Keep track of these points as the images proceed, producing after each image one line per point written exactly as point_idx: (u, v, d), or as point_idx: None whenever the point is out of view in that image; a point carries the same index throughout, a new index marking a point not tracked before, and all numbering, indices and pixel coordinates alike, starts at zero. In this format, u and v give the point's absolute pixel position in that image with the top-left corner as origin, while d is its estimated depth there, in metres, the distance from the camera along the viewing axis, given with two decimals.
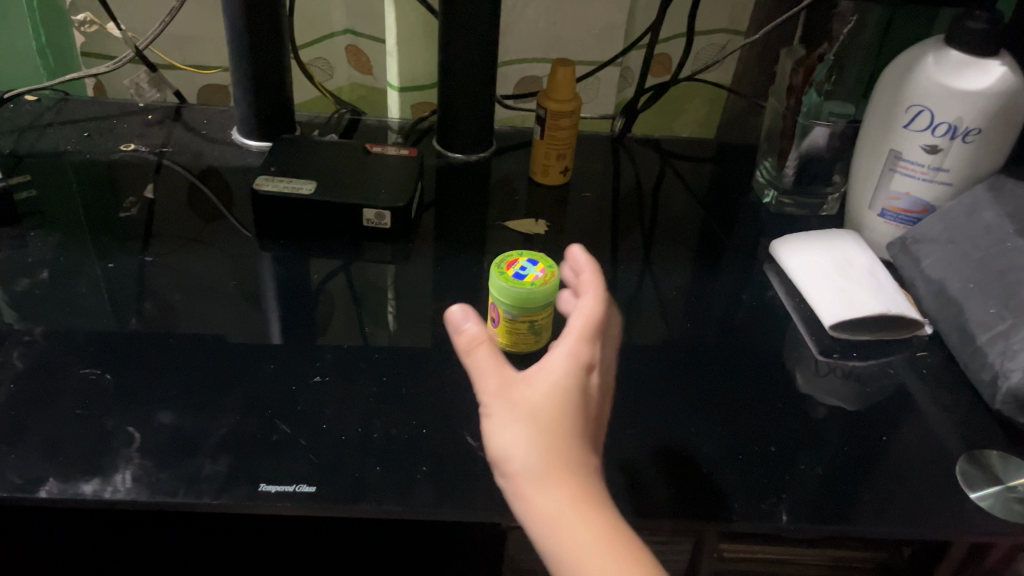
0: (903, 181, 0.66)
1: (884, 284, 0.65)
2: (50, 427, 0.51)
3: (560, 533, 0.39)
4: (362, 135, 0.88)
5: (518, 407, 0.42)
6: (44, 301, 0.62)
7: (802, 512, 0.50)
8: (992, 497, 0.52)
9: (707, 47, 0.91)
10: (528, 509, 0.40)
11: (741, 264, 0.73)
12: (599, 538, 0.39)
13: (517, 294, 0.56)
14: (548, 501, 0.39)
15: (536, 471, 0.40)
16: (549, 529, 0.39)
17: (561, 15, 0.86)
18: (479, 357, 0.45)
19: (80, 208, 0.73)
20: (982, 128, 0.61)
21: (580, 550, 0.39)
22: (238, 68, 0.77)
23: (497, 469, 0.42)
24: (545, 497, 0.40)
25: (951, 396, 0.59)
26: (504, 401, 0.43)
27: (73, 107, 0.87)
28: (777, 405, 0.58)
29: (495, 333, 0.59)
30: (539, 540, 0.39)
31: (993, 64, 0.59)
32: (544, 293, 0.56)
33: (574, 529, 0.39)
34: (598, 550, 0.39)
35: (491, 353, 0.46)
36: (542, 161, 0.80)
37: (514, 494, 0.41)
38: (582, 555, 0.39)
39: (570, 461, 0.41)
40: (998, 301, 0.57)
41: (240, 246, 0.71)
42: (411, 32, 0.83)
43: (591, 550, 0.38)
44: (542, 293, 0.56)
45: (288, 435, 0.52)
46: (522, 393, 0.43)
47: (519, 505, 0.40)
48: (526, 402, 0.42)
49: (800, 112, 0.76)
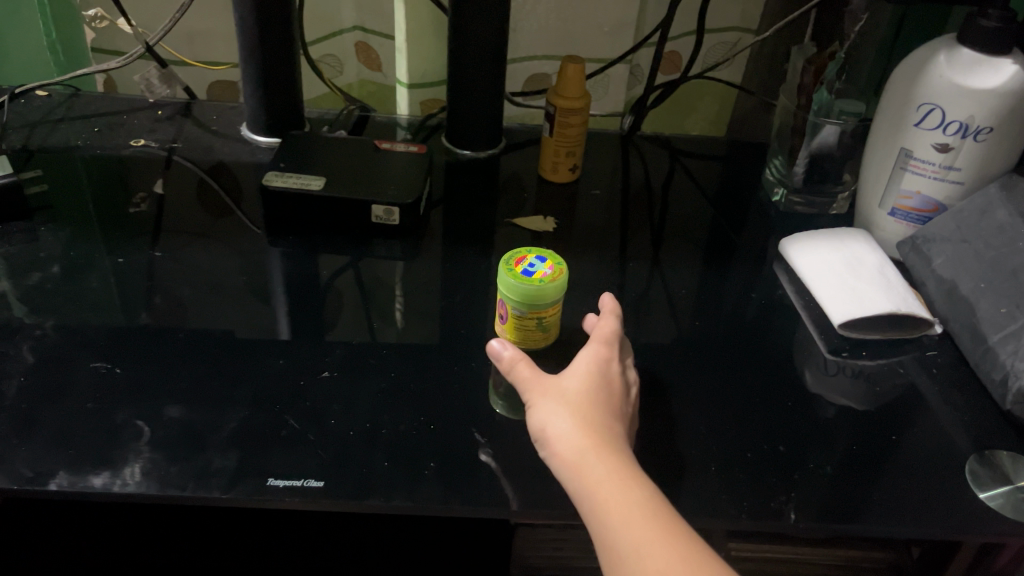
0: (913, 179, 0.66)
1: (894, 283, 0.64)
2: (61, 420, 0.52)
3: (583, 473, 0.45)
4: (371, 131, 0.88)
5: (552, 390, 0.50)
6: (54, 295, 0.62)
7: (811, 511, 0.50)
8: (1002, 497, 0.52)
9: (717, 45, 0.91)
10: (559, 463, 0.47)
11: (750, 263, 0.73)
12: (610, 474, 0.45)
13: (525, 291, 0.56)
14: (571, 449, 0.46)
15: (563, 428, 0.47)
16: (573, 473, 0.46)
17: (571, 12, 0.86)
18: (521, 371, 0.52)
19: (91, 203, 0.73)
20: (994, 127, 0.60)
21: (597, 485, 0.45)
22: (248, 64, 0.77)
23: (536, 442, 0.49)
24: (570, 447, 0.46)
25: (962, 396, 0.59)
26: (539, 382, 0.51)
27: (84, 102, 0.87)
28: (787, 404, 0.58)
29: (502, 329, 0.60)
30: (570, 486, 0.46)
31: (1005, 62, 0.59)
32: (552, 289, 0.56)
33: (592, 466, 0.45)
34: (609, 482, 0.44)
35: (530, 367, 0.52)
36: (551, 158, 0.80)
37: (549, 457, 0.48)
38: (599, 489, 0.44)
39: (592, 421, 0.48)
40: (1010, 301, 0.57)
41: (250, 242, 0.71)
42: (420, 29, 0.83)
43: (604, 484, 0.44)
44: (551, 289, 0.56)
45: (297, 430, 0.52)
46: (554, 382, 0.51)
47: (555, 465, 0.47)
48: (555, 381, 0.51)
49: (810, 109, 0.76)
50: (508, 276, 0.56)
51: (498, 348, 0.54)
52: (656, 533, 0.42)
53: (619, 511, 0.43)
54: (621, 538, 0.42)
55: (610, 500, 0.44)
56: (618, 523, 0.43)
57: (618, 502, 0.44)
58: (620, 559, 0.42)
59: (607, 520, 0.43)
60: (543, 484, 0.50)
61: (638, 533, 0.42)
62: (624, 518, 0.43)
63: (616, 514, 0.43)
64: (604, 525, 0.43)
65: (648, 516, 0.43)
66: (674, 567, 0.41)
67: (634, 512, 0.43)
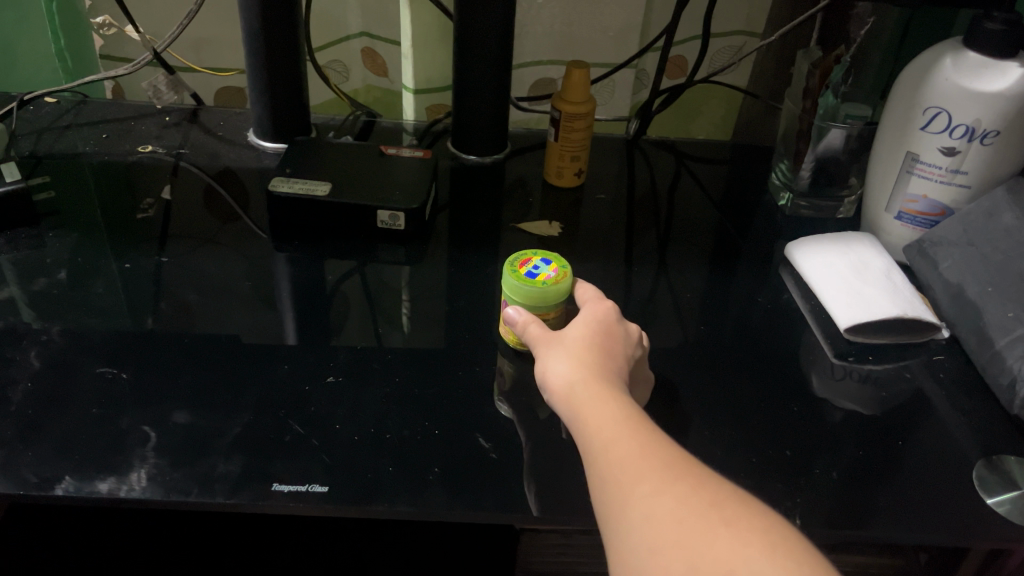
0: (920, 183, 0.66)
1: (900, 287, 0.64)
2: (67, 426, 0.52)
3: (569, 394, 0.47)
4: (377, 137, 0.88)
5: (550, 337, 0.52)
6: (61, 301, 0.63)
7: (816, 515, 0.50)
8: (1009, 503, 0.51)
9: (723, 49, 0.91)
10: (553, 393, 0.48)
11: (756, 267, 0.73)
12: (588, 388, 0.46)
13: (522, 292, 0.56)
14: (561, 375, 0.48)
15: (556, 361, 0.49)
16: (562, 396, 0.47)
17: (577, 16, 0.86)
18: (532, 330, 0.53)
19: (99, 209, 0.73)
20: (1001, 130, 0.60)
21: (578, 399, 0.46)
22: (254, 70, 0.77)
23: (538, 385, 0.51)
24: (560, 373, 0.48)
25: (969, 401, 0.59)
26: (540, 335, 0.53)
27: (92, 109, 0.87)
28: (792, 408, 0.58)
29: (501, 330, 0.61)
30: (561, 412, 0.47)
31: (1012, 65, 0.59)
32: (551, 296, 0.56)
33: (577, 388, 0.47)
34: (589, 395, 0.46)
35: (542, 327, 0.54)
36: (557, 163, 0.80)
37: (547, 393, 0.49)
38: (578, 403, 0.46)
39: (585, 355, 0.49)
40: (1017, 305, 0.57)
41: (256, 247, 0.71)
42: (426, 35, 0.83)
43: (583, 397, 0.46)
44: (550, 295, 0.56)
45: (301, 435, 0.52)
46: (554, 331, 0.53)
47: (552, 400, 0.48)
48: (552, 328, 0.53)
49: (816, 114, 0.75)
50: (508, 275, 0.57)
51: (512, 313, 0.56)
52: (622, 428, 0.43)
53: (594, 417, 0.44)
54: (593, 438, 0.43)
55: (586, 412, 0.45)
56: (591, 427, 0.44)
57: (593, 410, 0.45)
58: (591, 459, 0.43)
59: (584, 426, 0.44)
60: (547, 489, 0.50)
61: (607, 433, 0.43)
62: (597, 421, 0.44)
63: (590, 419, 0.44)
64: (582, 432, 0.44)
65: (618, 417, 0.44)
66: (633, 453, 0.41)
67: (605, 416, 0.44)
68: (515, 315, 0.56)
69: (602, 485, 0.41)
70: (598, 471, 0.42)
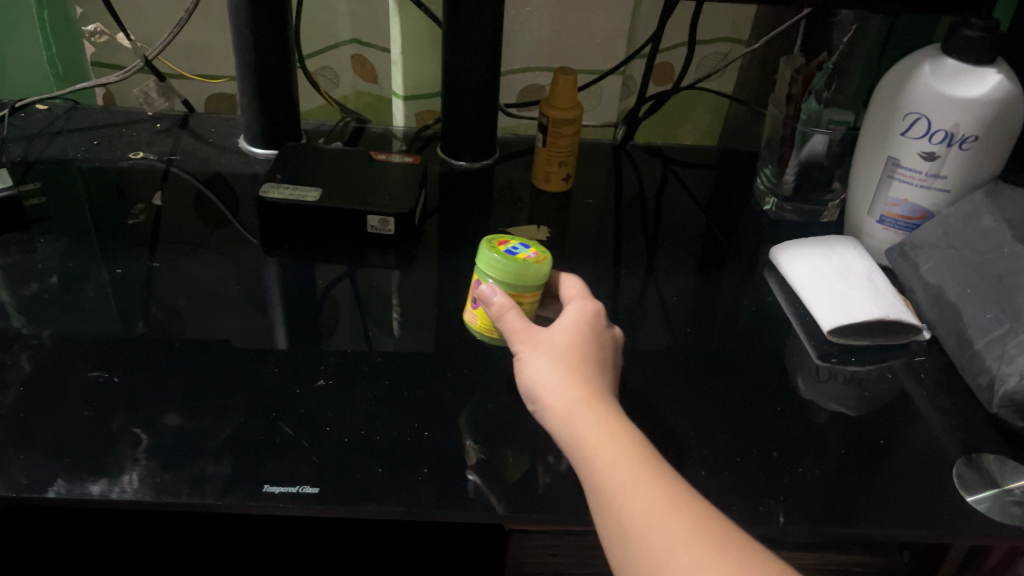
0: (901, 187, 0.67)
1: (882, 289, 0.65)
2: (58, 428, 0.52)
3: (572, 421, 0.45)
4: (367, 143, 0.89)
5: (540, 344, 0.51)
6: (53, 306, 0.63)
7: (799, 514, 0.50)
8: (988, 500, 0.52)
9: (709, 56, 0.92)
10: (551, 414, 0.47)
11: (741, 271, 0.74)
12: (596, 420, 0.45)
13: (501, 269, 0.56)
14: (562, 400, 0.46)
15: (555, 379, 0.48)
16: (563, 422, 0.46)
17: (564, 24, 0.87)
18: (510, 319, 0.53)
19: (89, 215, 0.74)
20: (978, 135, 0.61)
21: (585, 432, 0.44)
22: (244, 76, 0.78)
23: (528, 399, 0.49)
24: (560, 395, 0.47)
25: (950, 400, 0.60)
26: (531, 342, 0.51)
27: (83, 115, 0.88)
28: (777, 409, 0.59)
29: (474, 314, 0.61)
30: (562, 438, 0.45)
31: (989, 72, 0.60)
32: (531, 274, 0.56)
33: (580, 412, 0.45)
34: (600, 430, 0.44)
35: (519, 317, 0.53)
36: (545, 168, 0.81)
37: (541, 410, 0.48)
38: (586, 436, 0.44)
39: (580, 372, 0.48)
40: (996, 306, 0.58)
41: (246, 252, 0.72)
42: (415, 42, 0.84)
43: (591, 431, 0.44)
44: (530, 273, 0.56)
45: (292, 437, 0.53)
46: (542, 336, 0.51)
47: (549, 419, 0.47)
48: (548, 337, 0.51)
49: (799, 119, 0.77)
50: (486, 251, 0.57)
51: (491, 295, 0.55)
52: (643, 473, 0.42)
53: (607, 455, 0.43)
54: (608, 480, 0.42)
55: (599, 446, 0.43)
56: (604, 466, 0.42)
57: (606, 448, 0.43)
58: (606, 501, 0.41)
59: (597, 464, 0.43)
60: (534, 489, 0.51)
61: (625, 476, 0.41)
62: (611, 461, 0.42)
63: (602, 457, 0.43)
64: (592, 469, 0.43)
65: (636, 457, 0.42)
66: (658, 503, 0.40)
67: (619, 456, 0.43)
68: (494, 296, 0.55)
69: (626, 537, 0.40)
70: (618, 518, 0.40)
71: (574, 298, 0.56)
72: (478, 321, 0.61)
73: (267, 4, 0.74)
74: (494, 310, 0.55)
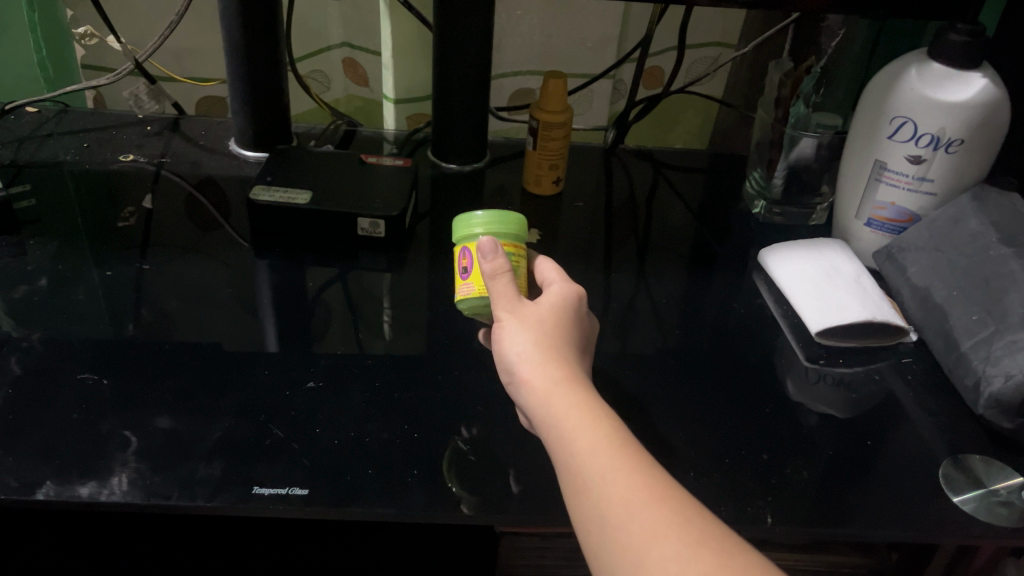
0: (888, 191, 0.67)
1: (870, 292, 0.66)
2: (47, 431, 0.52)
3: (552, 401, 0.45)
4: (358, 146, 0.89)
5: (522, 316, 0.50)
6: (42, 308, 0.63)
7: (787, 514, 0.51)
8: (974, 500, 0.53)
9: (699, 60, 0.93)
10: (529, 390, 0.46)
11: (731, 274, 0.74)
12: (576, 401, 0.44)
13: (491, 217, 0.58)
14: (542, 377, 0.46)
15: (535, 355, 0.47)
16: (542, 401, 0.45)
17: (555, 28, 0.88)
18: (501, 283, 0.52)
19: (79, 217, 0.74)
20: (964, 139, 0.62)
21: (565, 412, 0.44)
22: (235, 80, 0.78)
23: (504, 371, 0.49)
24: (540, 373, 0.46)
25: (936, 402, 0.60)
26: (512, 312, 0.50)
27: (73, 118, 0.88)
28: (766, 410, 0.59)
29: (467, 284, 0.56)
30: (539, 414, 0.45)
31: (975, 76, 0.60)
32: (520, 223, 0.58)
33: (560, 392, 0.45)
34: (580, 412, 0.44)
35: (509, 283, 0.52)
36: (535, 171, 0.81)
37: (518, 383, 0.47)
38: (566, 416, 0.44)
39: (560, 353, 0.48)
40: (981, 308, 0.58)
41: (237, 255, 0.72)
42: (406, 45, 0.84)
43: (571, 411, 0.44)
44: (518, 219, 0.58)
45: (282, 439, 0.53)
46: (525, 308, 0.50)
47: (526, 394, 0.46)
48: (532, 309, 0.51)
49: (788, 123, 0.77)
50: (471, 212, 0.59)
51: (488, 250, 0.54)
52: (623, 462, 0.41)
53: (587, 438, 0.43)
54: (588, 464, 0.42)
55: (578, 429, 0.43)
56: (584, 449, 0.42)
57: (586, 431, 0.43)
58: (585, 485, 0.41)
59: (575, 447, 0.42)
60: (524, 491, 0.51)
61: (605, 462, 0.41)
62: (591, 445, 0.42)
63: (583, 440, 0.42)
64: (569, 451, 0.43)
65: (615, 444, 0.42)
66: (639, 493, 0.40)
67: (600, 441, 0.42)
68: (491, 253, 0.53)
69: (605, 523, 0.40)
70: (596, 504, 0.40)
71: (554, 279, 0.55)
72: (473, 289, 0.55)
73: (258, 7, 0.74)
74: (487, 270, 0.53)
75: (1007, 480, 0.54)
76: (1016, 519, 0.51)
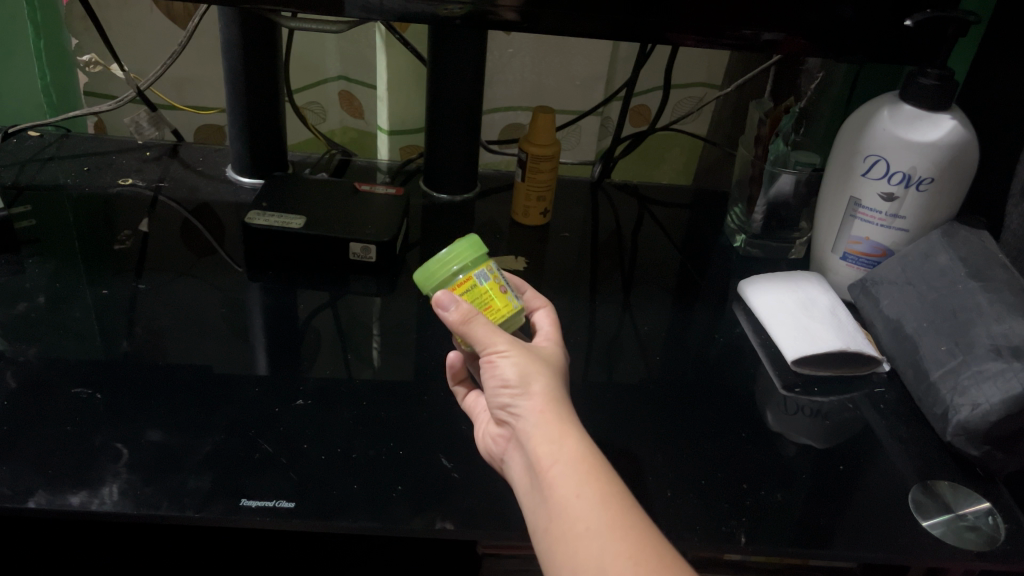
0: (863, 225, 0.70)
1: (844, 322, 0.68)
2: (42, 442, 0.53)
3: (568, 441, 0.45)
4: (353, 174, 0.91)
5: (532, 354, 0.51)
6: (40, 324, 0.65)
7: (761, 534, 0.52)
8: (944, 525, 0.54)
9: (684, 100, 0.96)
10: (544, 421, 0.46)
11: (712, 306, 0.76)
12: (591, 451, 0.44)
13: (445, 258, 0.55)
14: (562, 415, 0.46)
15: (556, 394, 0.48)
16: (554, 441, 0.45)
17: (545, 65, 0.91)
18: (482, 329, 0.50)
19: (77, 239, 0.75)
20: (934, 177, 0.64)
21: (580, 459, 0.44)
22: (234, 108, 0.80)
23: (506, 397, 0.48)
24: (559, 411, 0.47)
25: (907, 429, 0.62)
26: (522, 348, 0.50)
27: (75, 142, 0.90)
28: (742, 435, 0.61)
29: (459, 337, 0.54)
30: (547, 449, 0.45)
31: (943, 118, 0.63)
32: (474, 247, 0.55)
33: (574, 437, 0.45)
34: (595, 461, 0.44)
35: (487, 324, 0.50)
36: (523, 202, 0.83)
37: (530, 411, 0.47)
38: (578, 462, 0.44)
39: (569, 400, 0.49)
40: (949, 339, 0.60)
41: (231, 278, 0.74)
42: (401, 79, 0.87)
43: (587, 457, 0.44)
44: (466, 246, 0.55)
45: (270, 453, 0.54)
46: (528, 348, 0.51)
47: (540, 425, 0.46)
48: (538, 352, 0.52)
49: (767, 160, 0.78)
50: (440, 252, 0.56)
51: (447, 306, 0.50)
52: (632, 520, 0.41)
53: (597, 487, 0.43)
54: (595, 513, 0.42)
55: (592, 475, 0.43)
56: (593, 497, 0.42)
57: (597, 479, 0.43)
58: (589, 535, 0.41)
59: (584, 495, 0.42)
60: (502, 508, 0.52)
61: (613, 513, 0.42)
62: (602, 494, 0.42)
63: (596, 490, 0.42)
64: (578, 494, 0.42)
65: (626, 501, 0.42)
66: (647, 557, 0.40)
67: (610, 493, 0.43)
68: (450, 308, 0.51)
69: None
70: (599, 555, 0.40)
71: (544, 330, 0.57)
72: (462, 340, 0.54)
73: (259, 39, 0.77)
74: (454, 321, 0.50)
75: (973, 505, 0.56)
76: (984, 543, 0.53)
